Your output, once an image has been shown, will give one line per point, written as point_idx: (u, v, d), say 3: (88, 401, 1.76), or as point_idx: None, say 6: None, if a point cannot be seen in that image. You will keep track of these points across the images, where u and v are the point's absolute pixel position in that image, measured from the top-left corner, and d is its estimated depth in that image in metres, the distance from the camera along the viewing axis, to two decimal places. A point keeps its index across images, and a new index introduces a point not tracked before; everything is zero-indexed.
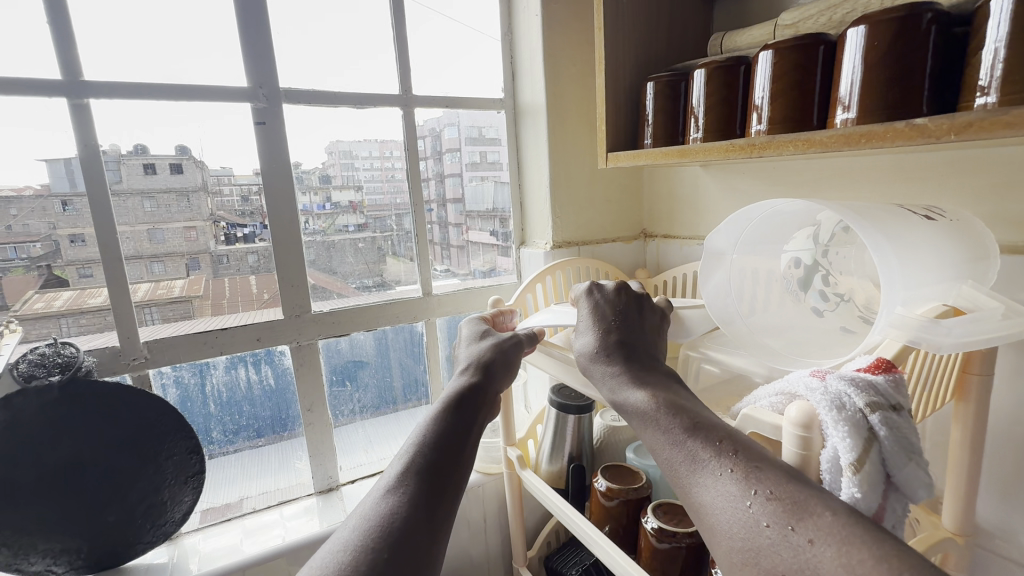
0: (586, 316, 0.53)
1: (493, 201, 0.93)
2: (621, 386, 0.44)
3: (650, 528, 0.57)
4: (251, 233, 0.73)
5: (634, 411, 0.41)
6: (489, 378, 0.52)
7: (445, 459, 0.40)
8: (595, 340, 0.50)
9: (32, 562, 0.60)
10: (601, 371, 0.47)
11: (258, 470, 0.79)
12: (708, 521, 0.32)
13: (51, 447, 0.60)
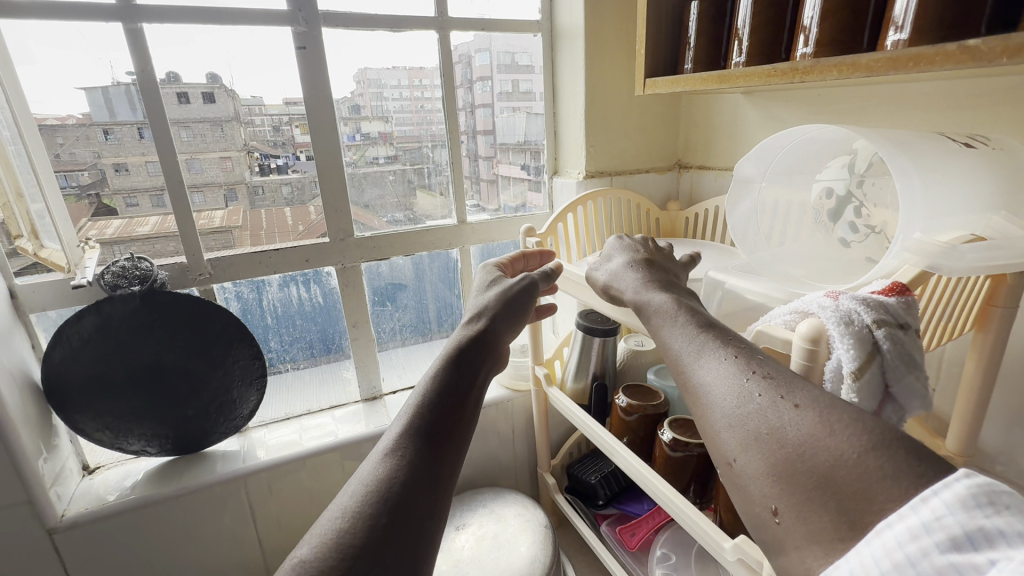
0: (624, 250, 0.57)
1: (525, 132, 0.93)
2: (647, 291, 0.48)
3: (666, 438, 0.62)
4: (284, 164, 0.77)
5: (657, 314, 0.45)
6: (504, 321, 0.51)
7: (448, 413, 0.40)
8: (628, 274, 0.52)
9: (131, 443, 0.71)
10: (632, 283, 0.51)
11: (312, 378, 0.88)
12: (705, 399, 0.35)
13: (136, 349, 0.68)
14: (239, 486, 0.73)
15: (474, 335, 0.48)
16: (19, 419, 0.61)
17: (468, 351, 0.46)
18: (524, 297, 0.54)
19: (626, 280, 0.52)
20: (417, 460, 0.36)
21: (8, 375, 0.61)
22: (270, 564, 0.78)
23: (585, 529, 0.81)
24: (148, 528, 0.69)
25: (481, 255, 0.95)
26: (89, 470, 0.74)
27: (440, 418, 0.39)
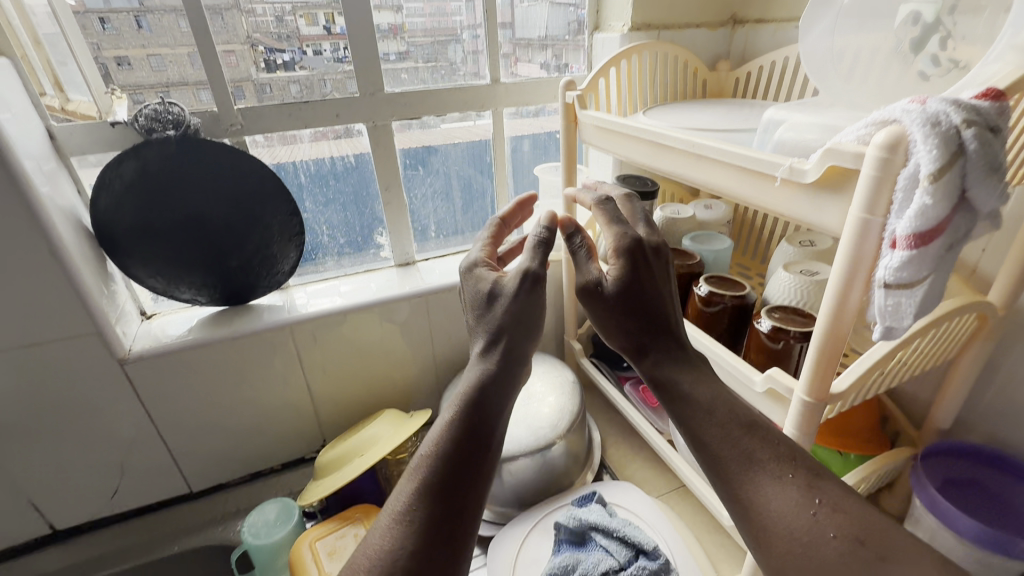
0: (586, 274, 0.49)
1: (546, 25, 0.86)
2: (645, 329, 0.47)
3: (701, 293, 0.63)
4: (291, 61, 0.74)
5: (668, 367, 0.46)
6: (486, 356, 0.47)
7: (462, 474, 0.41)
8: (614, 271, 0.47)
9: (182, 291, 0.75)
10: (619, 319, 0.48)
11: (347, 241, 0.89)
12: (755, 509, 0.39)
13: (178, 198, 0.69)
14: (287, 334, 0.78)
15: (481, 388, 0.45)
16: (78, 255, 0.65)
17: (484, 400, 0.44)
18: (530, 296, 0.47)
19: (630, 324, 0.47)
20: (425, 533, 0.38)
21: (60, 212, 0.63)
22: (318, 407, 0.85)
23: (609, 387, 0.85)
24: (207, 367, 0.75)
25: (510, 118, 0.91)
26: (147, 316, 0.79)
27: (450, 507, 0.39)
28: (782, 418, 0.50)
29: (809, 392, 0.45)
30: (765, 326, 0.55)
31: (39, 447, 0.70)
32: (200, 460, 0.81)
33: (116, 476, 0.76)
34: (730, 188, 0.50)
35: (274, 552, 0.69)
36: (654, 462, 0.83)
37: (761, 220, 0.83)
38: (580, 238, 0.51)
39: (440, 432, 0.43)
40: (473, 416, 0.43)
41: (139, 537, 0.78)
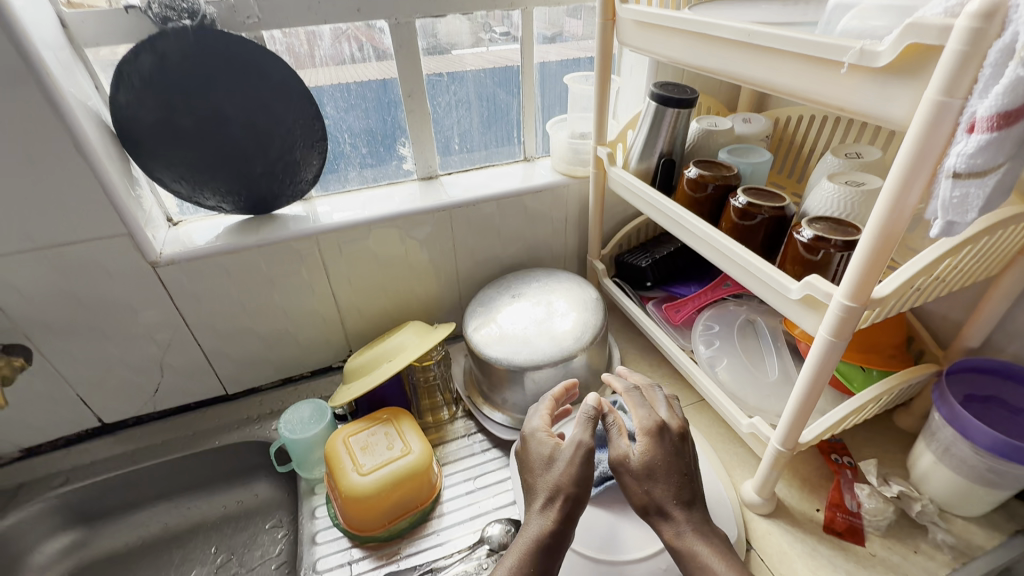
0: (637, 424, 0.56)
1: None
2: (681, 530, 0.52)
3: (738, 205, 0.61)
4: None
5: (676, 520, 0.52)
6: (560, 469, 0.55)
7: (551, 571, 0.52)
8: (649, 469, 0.53)
9: (207, 198, 0.74)
10: (655, 489, 0.53)
11: (369, 151, 0.86)
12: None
13: (198, 96, 0.67)
14: (312, 244, 0.78)
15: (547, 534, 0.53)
16: (103, 153, 0.64)
17: (542, 554, 0.52)
18: (580, 490, 0.54)
19: (654, 494, 0.53)
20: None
21: (81, 107, 0.62)
22: (344, 317, 0.87)
23: (631, 305, 0.85)
24: (236, 274, 0.76)
25: (540, 45, 0.88)
26: (174, 223, 0.79)
27: None
28: (815, 326, 0.50)
29: (826, 363, 0.49)
30: (806, 236, 0.54)
31: (83, 343, 0.73)
32: (234, 363, 0.84)
33: (156, 375, 0.80)
34: (786, 83, 0.47)
35: (311, 446, 0.74)
36: (673, 379, 0.85)
37: (802, 134, 0.79)
38: (613, 421, 0.58)
39: (534, 531, 0.53)
40: (560, 528, 0.53)
41: (182, 432, 0.83)
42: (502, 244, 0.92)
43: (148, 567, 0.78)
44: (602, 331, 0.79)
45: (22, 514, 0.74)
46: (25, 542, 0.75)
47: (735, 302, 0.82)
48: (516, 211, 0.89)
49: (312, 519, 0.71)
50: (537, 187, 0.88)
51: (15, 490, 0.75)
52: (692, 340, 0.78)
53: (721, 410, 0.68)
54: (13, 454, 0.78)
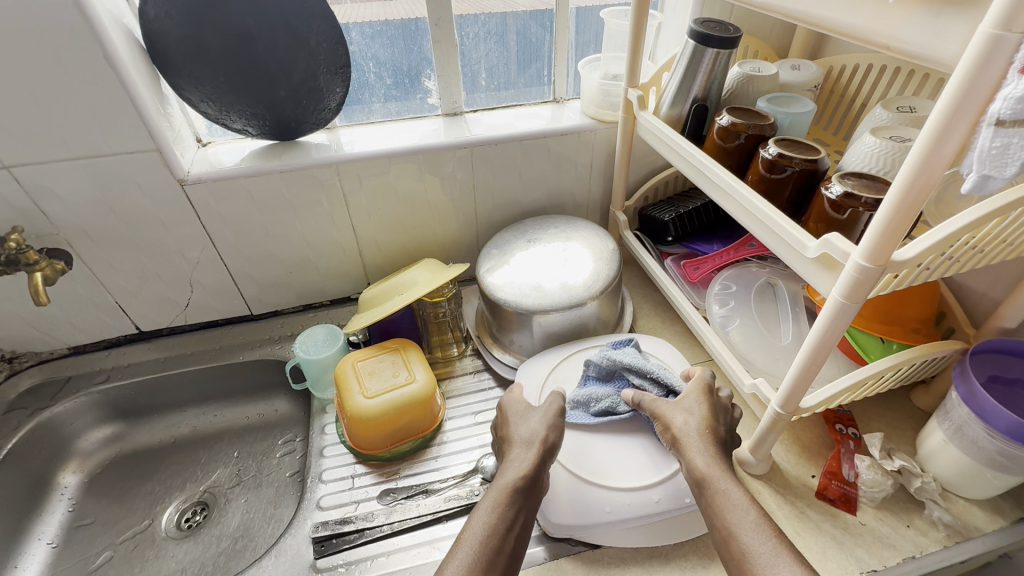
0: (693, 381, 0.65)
1: None
2: (708, 458, 0.56)
3: (767, 156, 0.57)
4: None
5: (700, 450, 0.57)
6: (535, 423, 0.64)
7: (527, 508, 0.57)
8: (691, 409, 0.61)
9: (233, 121, 0.76)
10: (687, 420, 0.60)
11: (394, 82, 0.85)
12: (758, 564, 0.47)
13: (224, 12, 0.66)
14: (332, 173, 0.79)
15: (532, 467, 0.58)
16: (133, 67, 0.65)
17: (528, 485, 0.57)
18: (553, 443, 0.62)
19: (687, 428, 0.59)
20: (511, 540, 0.54)
21: (111, 19, 0.63)
22: (363, 250, 0.89)
23: (649, 259, 0.83)
24: (259, 197, 0.78)
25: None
26: (203, 144, 0.81)
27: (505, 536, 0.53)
28: (829, 287, 0.47)
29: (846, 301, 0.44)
30: (834, 192, 0.50)
31: (119, 253, 0.78)
32: (258, 286, 0.88)
33: (187, 290, 0.85)
34: (832, 17, 0.42)
35: (324, 367, 0.78)
36: (684, 337, 0.84)
37: (856, 87, 0.72)
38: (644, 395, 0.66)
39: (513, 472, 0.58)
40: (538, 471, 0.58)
41: (210, 345, 0.89)
42: (523, 188, 0.90)
43: (178, 462, 0.86)
44: (615, 282, 0.78)
45: (70, 403, 0.82)
46: (73, 428, 0.83)
47: (758, 264, 0.79)
48: (540, 155, 0.86)
49: (321, 434, 0.76)
50: (563, 130, 0.84)
51: (63, 382, 0.83)
52: (706, 300, 0.76)
53: (726, 370, 0.67)
54: (62, 350, 0.86)
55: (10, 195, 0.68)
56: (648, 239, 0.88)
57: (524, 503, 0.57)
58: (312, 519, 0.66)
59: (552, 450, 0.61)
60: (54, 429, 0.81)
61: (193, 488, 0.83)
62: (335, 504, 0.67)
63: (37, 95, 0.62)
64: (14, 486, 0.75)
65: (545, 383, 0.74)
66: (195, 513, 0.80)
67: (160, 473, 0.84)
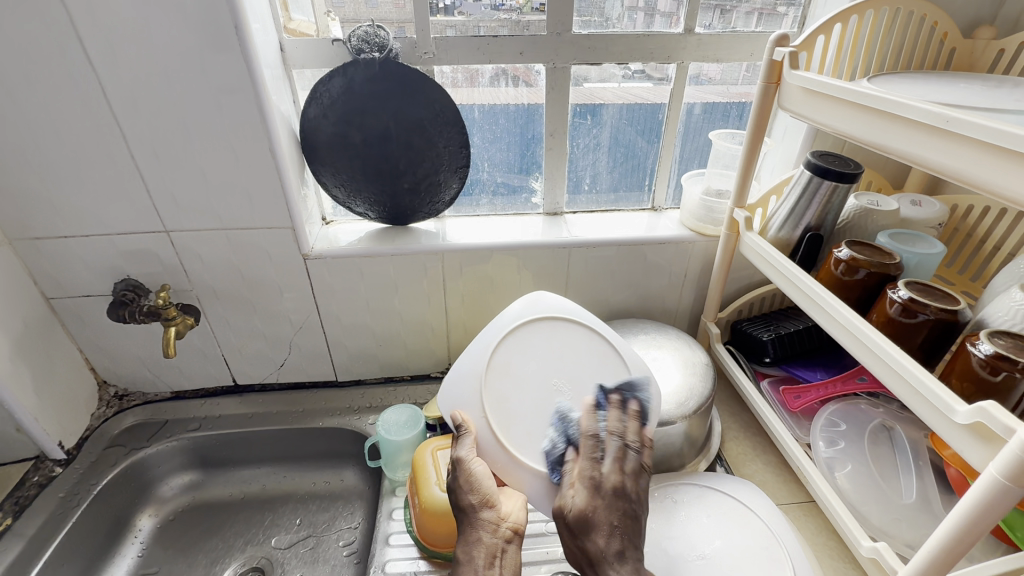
0: (598, 459, 0.58)
1: None
2: (596, 519, 0.54)
3: (897, 298, 0.54)
4: (450, 6, 0.75)
5: (606, 527, 0.54)
6: (480, 473, 0.58)
7: (513, 554, 0.58)
8: (596, 492, 0.56)
9: (357, 206, 0.83)
10: (604, 510, 0.55)
11: (504, 181, 0.91)
12: None
13: (373, 116, 0.75)
14: (437, 260, 0.83)
15: (494, 532, 0.58)
16: (288, 158, 0.74)
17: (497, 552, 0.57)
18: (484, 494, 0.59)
19: (585, 510, 0.54)
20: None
21: (282, 119, 0.72)
22: (449, 332, 0.92)
23: (744, 378, 0.79)
24: (368, 275, 0.83)
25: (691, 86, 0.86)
26: (326, 222, 0.89)
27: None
28: (985, 461, 0.42)
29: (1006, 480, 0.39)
30: (984, 351, 0.46)
31: (236, 312, 0.84)
32: (347, 355, 0.92)
33: (285, 351, 0.90)
34: (991, 181, 0.41)
35: (401, 448, 0.78)
36: (778, 468, 0.77)
37: (987, 229, 0.69)
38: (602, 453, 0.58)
39: (479, 544, 0.57)
40: (492, 539, 0.57)
41: (293, 406, 0.92)
42: (613, 289, 0.90)
43: (243, 520, 0.86)
44: (708, 401, 0.74)
45: (162, 446, 0.86)
46: (159, 471, 0.87)
47: (868, 402, 0.73)
48: (634, 259, 0.87)
49: (389, 520, 0.74)
50: (660, 239, 0.85)
51: (161, 425, 0.88)
52: (809, 434, 0.71)
53: (837, 524, 0.60)
54: (165, 394, 0.92)
55: (163, 255, 0.77)
56: (741, 355, 0.85)
57: (488, 563, 0.56)
58: None
59: (490, 501, 0.59)
60: (143, 470, 0.85)
61: (253, 551, 0.82)
62: None
63: (206, 176, 0.71)
64: (98, 523, 0.78)
65: (490, 415, 0.60)
66: None
67: (225, 529, 0.85)
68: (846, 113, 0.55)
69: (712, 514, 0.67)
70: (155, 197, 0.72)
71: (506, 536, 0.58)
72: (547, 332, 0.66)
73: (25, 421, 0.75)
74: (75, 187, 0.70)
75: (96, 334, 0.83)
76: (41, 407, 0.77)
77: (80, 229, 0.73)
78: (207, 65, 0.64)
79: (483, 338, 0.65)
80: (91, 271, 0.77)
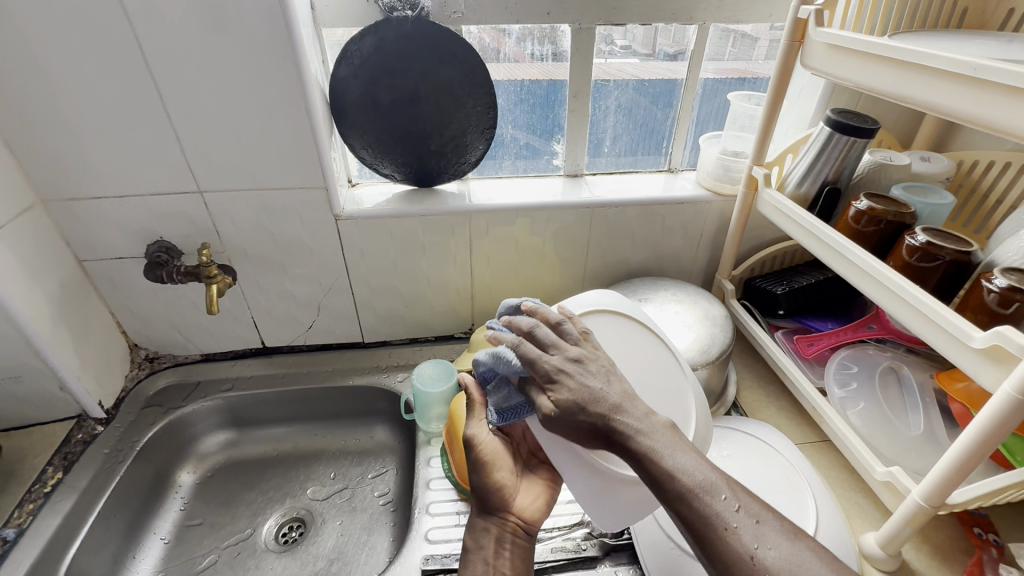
0: (545, 356, 0.53)
1: None
2: (577, 387, 0.51)
3: (915, 242, 0.58)
4: None
5: (596, 388, 0.51)
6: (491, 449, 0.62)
7: (523, 549, 0.60)
8: (568, 378, 0.51)
9: (384, 167, 0.85)
10: (580, 381, 0.51)
11: (526, 144, 0.93)
12: (700, 505, 0.46)
13: (402, 75, 0.76)
14: (464, 221, 0.85)
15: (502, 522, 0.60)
16: (321, 118, 0.75)
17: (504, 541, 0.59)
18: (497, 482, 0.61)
19: (572, 388, 0.51)
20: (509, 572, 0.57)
21: (315, 78, 0.73)
22: (474, 293, 0.94)
23: (760, 330, 0.84)
24: (397, 236, 0.85)
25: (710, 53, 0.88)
26: (352, 184, 0.91)
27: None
28: (998, 381, 0.47)
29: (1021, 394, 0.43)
30: (999, 285, 0.50)
31: (267, 274, 0.86)
32: (375, 316, 0.94)
33: (314, 313, 0.92)
34: (1016, 124, 0.44)
35: (435, 400, 0.81)
36: (792, 413, 0.82)
37: (991, 182, 0.73)
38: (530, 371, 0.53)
39: (486, 534, 0.59)
40: (500, 529, 0.60)
41: (322, 367, 0.94)
42: (632, 248, 0.94)
43: (279, 475, 0.89)
44: (728, 349, 0.78)
45: (197, 406, 0.89)
46: (196, 431, 0.89)
47: (876, 347, 0.78)
48: (653, 219, 0.90)
49: (427, 467, 0.78)
50: (679, 199, 0.88)
51: (195, 386, 0.90)
52: (824, 379, 0.76)
53: (852, 454, 0.65)
54: (195, 356, 0.94)
55: (197, 216, 0.78)
56: (756, 310, 0.89)
57: (495, 553, 0.58)
58: (420, 551, 0.67)
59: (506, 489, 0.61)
60: (180, 428, 0.87)
61: (292, 503, 0.86)
62: (441, 539, 0.69)
63: (241, 136, 0.72)
64: (141, 478, 0.81)
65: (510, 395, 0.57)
66: (293, 528, 0.82)
67: (261, 484, 0.88)
68: (871, 70, 0.58)
69: (733, 451, 0.72)
70: (191, 157, 0.73)
71: (514, 530, 0.60)
72: (610, 325, 0.64)
73: (68, 379, 0.76)
74: (110, 147, 0.70)
75: (129, 296, 0.84)
76: (82, 366, 0.78)
77: (115, 190, 0.74)
78: (245, 20, 0.64)
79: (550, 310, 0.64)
80: (124, 232, 0.78)
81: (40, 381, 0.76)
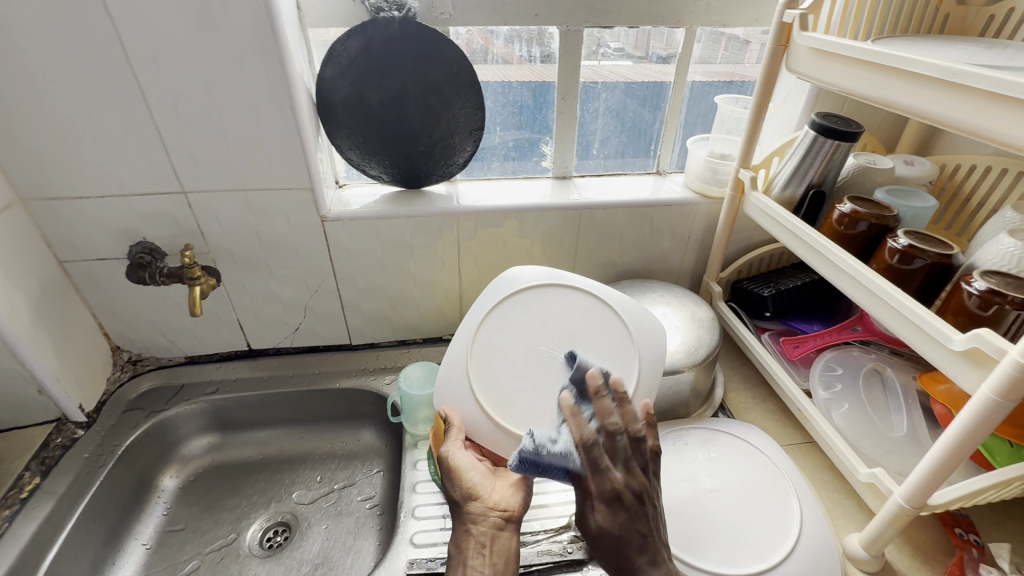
0: (609, 477, 0.52)
1: None
2: (625, 534, 0.51)
3: (897, 245, 0.59)
4: None
5: (643, 536, 0.52)
6: (467, 462, 0.61)
7: (507, 542, 0.58)
8: (619, 517, 0.52)
9: (372, 168, 0.84)
10: (631, 526, 0.52)
11: (514, 145, 0.93)
12: None
13: (390, 75, 0.76)
14: (452, 222, 0.85)
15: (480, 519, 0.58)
16: (306, 119, 0.74)
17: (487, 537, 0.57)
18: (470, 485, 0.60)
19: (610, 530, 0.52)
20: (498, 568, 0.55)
21: (300, 78, 0.72)
22: (463, 294, 0.94)
23: (747, 332, 0.84)
24: (385, 237, 0.84)
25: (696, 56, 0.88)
26: (340, 185, 0.90)
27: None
28: (976, 383, 0.47)
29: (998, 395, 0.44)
30: (978, 288, 0.51)
31: (252, 275, 0.85)
32: (362, 317, 0.94)
33: (300, 314, 0.91)
34: (995, 128, 0.45)
35: (421, 403, 0.80)
36: (778, 415, 0.82)
37: (972, 186, 0.74)
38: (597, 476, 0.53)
39: (467, 535, 0.57)
40: (481, 528, 0.58)
41: (309, 369, 0.94)
42: (621, 250, 0.94)
43: (264, 479, 0.88)
44: (715, 351, 0.78)
45: (181, 409, 0.87)
46: (179, 434, 0.88)
47: (860, 348, 0.78)
48: (641, 221, 0.90)
49: (413, 470, 0.78)
50: (667, 201, 0.89)
51: (178, 388, 0.89)
52: (809, 381, 0.76)
53: (837, 456, 0.65)
54: (179, 359, 0.93)
55: (180, 216, 0.77)
56: (743, 312, 0.89)
57: (478, 550, 0.56)
58: (405, 555, 0.67)
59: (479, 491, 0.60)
60: (163, 432, 0.86)
61: (277, 507, 0.85)
62: (427, 542, 0.68)
63: (225, 136, 0.71)
64: (122, 483, 0.79)
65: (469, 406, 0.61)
66: (278, 533, 0.81)
67: (246, 488, 0.87)
68: (855, 73, 0.58)
69: (719, 453, 0.72)
70: (174, 157, 0.72)
71: (497, 523, 0.58)
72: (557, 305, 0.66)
73: (47, 382, 0.75)
74: (92, 146, 0.69)
75: (111, 297, 0.83)
76: (61, 368, 0.77)
77: (96, 190, 0.73)
78: (228, 19, 0.63)
79: (547, 273, 0.68)
80: (106, 232, 0.76)
81: (17, 384, 0.74)
